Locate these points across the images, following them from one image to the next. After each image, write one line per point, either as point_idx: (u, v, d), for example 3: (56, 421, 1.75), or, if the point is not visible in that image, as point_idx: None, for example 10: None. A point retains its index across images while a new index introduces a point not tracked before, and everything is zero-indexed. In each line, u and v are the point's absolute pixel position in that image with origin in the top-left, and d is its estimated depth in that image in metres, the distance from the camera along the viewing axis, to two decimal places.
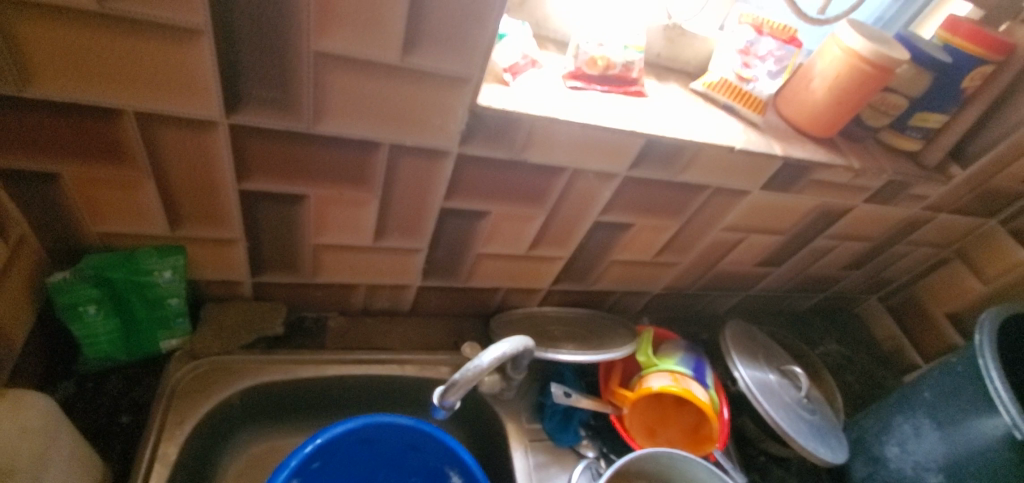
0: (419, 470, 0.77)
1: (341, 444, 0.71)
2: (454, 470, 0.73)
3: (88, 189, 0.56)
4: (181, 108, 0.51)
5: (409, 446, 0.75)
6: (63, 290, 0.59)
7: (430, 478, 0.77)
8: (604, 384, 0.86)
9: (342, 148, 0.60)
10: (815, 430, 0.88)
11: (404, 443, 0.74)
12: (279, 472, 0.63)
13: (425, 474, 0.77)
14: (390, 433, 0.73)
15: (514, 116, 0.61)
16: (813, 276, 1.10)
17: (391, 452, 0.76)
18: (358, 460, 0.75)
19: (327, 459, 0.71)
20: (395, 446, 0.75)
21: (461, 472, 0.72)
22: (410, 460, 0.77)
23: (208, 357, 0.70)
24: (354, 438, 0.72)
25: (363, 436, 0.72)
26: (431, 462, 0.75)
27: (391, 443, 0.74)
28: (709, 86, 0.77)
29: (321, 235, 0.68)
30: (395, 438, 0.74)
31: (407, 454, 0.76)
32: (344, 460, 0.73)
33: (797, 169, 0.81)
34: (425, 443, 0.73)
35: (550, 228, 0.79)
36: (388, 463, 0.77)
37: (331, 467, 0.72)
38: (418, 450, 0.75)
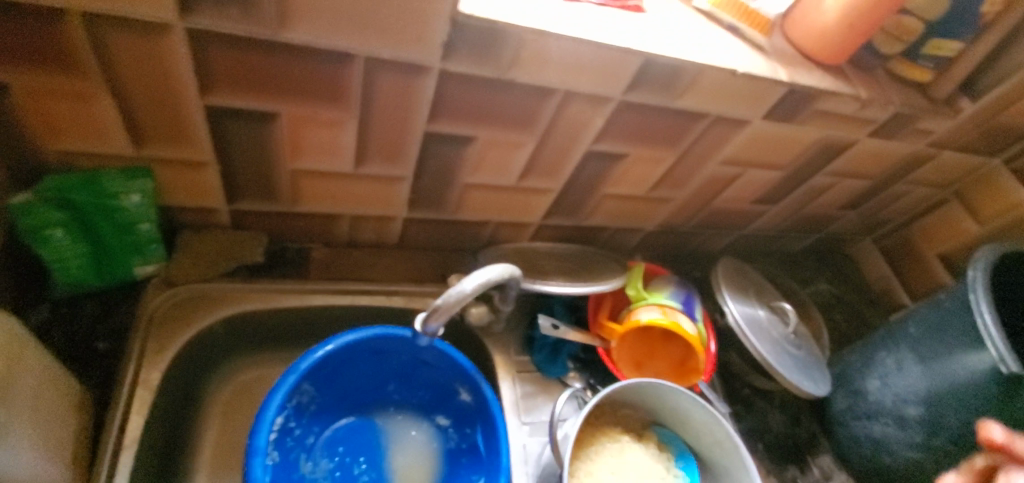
0: (429, 387, 0.77)
1: (351, 352, 0.70)
2: (467, 390, 0.73)
3: (41, 102, 0.52)
4: (130, 7, 0.46)
5: (421, 362, 0.74)
6: (25, 212, 0.56)
7: (440, 395, 0.77)
8: (593, 317, 0.85)
9: (313, 61, 0.55)
10: (800, 364, 0.89)
11: (416, 358, 0.73)
12: (289, 374, 0.64)
13: (435, 390, 0.77)
14: (404, 347, 0.72)
15: (499, 27, 0.56)
16: (809, 215, 1.08)
17: (401, 367, 0.75)
18: (367, 371, 0.74)
19: (337, 366, 0.71)
20: (407, 360, 0.74)
21: (473, 392, 0.72)
22: (421, 377, 0.76)
23: (186, 285, 0.69)
24: (365, 348, 0.71)
25: (374, 347, 0.71)
26: (444, 378, 0.75)
27: (403, 356, 0.73)
28: (715, 4, 0.71)
29: (298, 160, 0.65)
30: (407, 352, 0.73)
31: (417, 371, 0.76)
32: (353, 370, 0.73)
33: (802, 97, 0.76)
34: (439, 360, 0.72)
35: (540, 158, 0.75)
36: (399, 378, 0.77)
37: (340, 375, 0.72)
38: (430, 366, 0.74)
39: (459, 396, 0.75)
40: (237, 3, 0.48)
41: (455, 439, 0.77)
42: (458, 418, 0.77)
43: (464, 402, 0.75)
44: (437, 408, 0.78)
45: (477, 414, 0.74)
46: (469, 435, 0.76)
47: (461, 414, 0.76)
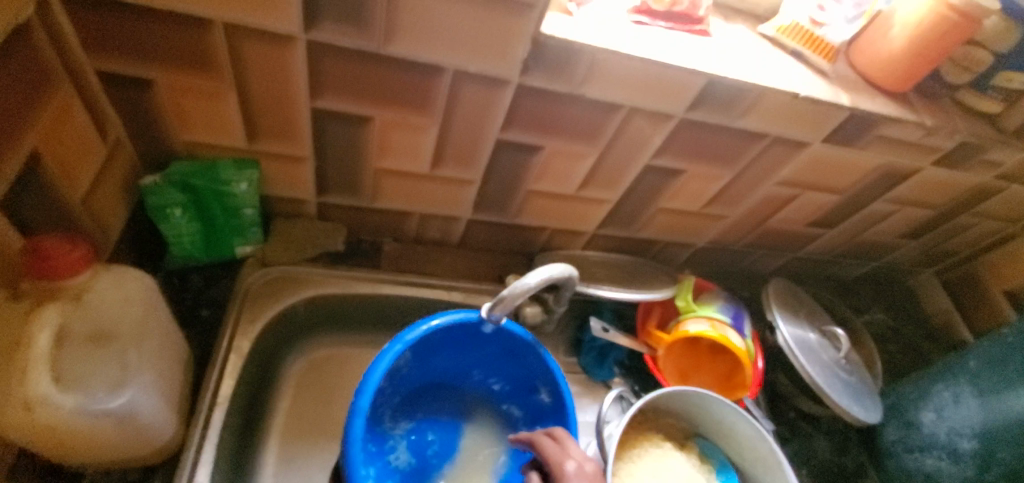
0: (510, 379, 0.80)
1: (450, 334, 0.73)
2: (546, 390, 0.76)
3: (178, 99, 0.61)
4: (263, 21, 0.54)
5: (511, 353, 0.76)
6: (154, 192, 0.66)
7: (519, 388, 0.80)
8: (641, 325, 0.88)
9: (408, 72, 0.62)
10: (850, 389, 0.88)
11: (507, 350, 0.76)
12: (393, 343, 0.67)
13: (518, 382, 0.79)
14: (501, 340, 0.75)
15: (575, 47, 0.61)
16: (866, 242, 1.07)
17: (492, 355, 0.78)
18: (459, 353, 0.77)
19: (434, 345, 0.74)
20: (500, 351, 0.77)
21: (552, 393, 0.75)
22: (506, 368, 0.79)
23: (276, 266, 0.77)
24: (465, 332, 0.73)
25: (473, 333, 0.74)
26: (529, 374, 0.77)
27: (498, 346, 0.76)
28: (780, 30, 0.75)
29: (383, 160, 0.72)
30: (502, 344, 0.76)
31: (505, 362, 0.78)
32: (448, 349, 0.76)
33: (864, 122, 0.78)
34: (529, 355, 0.75)
35: (601, 169, 0.80)
36: (486, 364, 0.79)
37: (434, 352, 0.75)
38: (520, 359, 0.77)
39: (537, 394, 0.78)
40: (351, 20, 0.56)
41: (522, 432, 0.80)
42: (529, 414, 0.80)
43: (540, 400, 0.77)
44: (512, 400, 0.81)
45: (550, 415, 0.76)
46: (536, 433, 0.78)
47: (533, 412, 0.79)
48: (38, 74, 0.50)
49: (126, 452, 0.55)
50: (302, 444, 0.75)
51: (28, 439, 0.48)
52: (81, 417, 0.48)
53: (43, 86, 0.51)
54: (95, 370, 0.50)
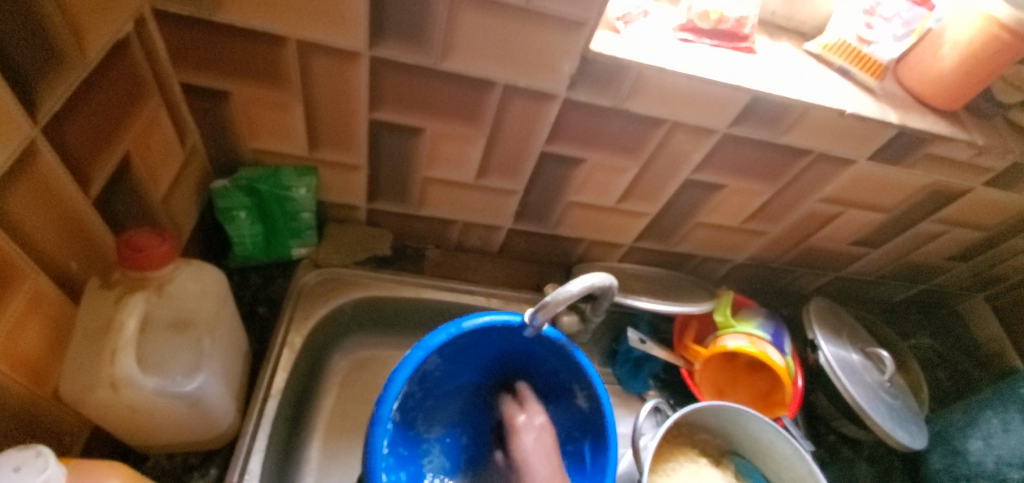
0: (544, 382, 0.80)
1: (480, 335, 0.74)
2: (585, 396, 0.76)
3: (250, 109, 0.66)
4: (333, 39, 0.58)
5: (545, 356, 0.77)
6: (222, 195, 0.70)
7: (553, 392, 0.80)
8: (678, 339, 0.88)
9: (461, 86, 0.65)
10: (894, 413, 0.86)
11: (542, 352, 0.77)
12: (418, 349, 0.67)
13: (553, 387, 0.80)
14: (533, 340, 0.75)
15: (622, 64, 0.63)
16: (912, 263, 1.05)
17: (524, 356, 0.79)
18: (490, 354, 0.78)
19: (466, 345, 0.75)
20: (533, 353, 0.77)
21: (591, 400, 0.75)
22: (541, 370, 0.79)
23: (327, 268, 0.81)
24: (499, 331, 0.74)
25: (504, 332, 0.75)
26: (564, 379, 0.78)
27: (531, 348, 0.77)
28: (825, 48, 0.75)
29: (432, 169, 0.75)
30: (536, 345, 0.76)
31: (538, 363, 0.79)
32: (479, 351, 0.77)
33: (912, 140, 0.77)
34: (562, 359, 0.75)
35: (641, 183, 0.81)
36: (518, 365, 0.80)
37: (467, 353, 0.76)
38: (554, 362, 0.77)
39: (574, 399, 0.78)
40: (412, 37, 0.59)
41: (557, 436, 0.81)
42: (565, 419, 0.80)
43: (576, 405, 0.78)
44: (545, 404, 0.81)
45: (589, 422, 0.76)
46: (573, 438, 0.79)
47: (570, 416, 0.79)
48: (133, 82, 0.55)
49: (191, 434, 0.59)
50: (345, 440, 0.77)
51: (109, 416, 0.52)
52: (158, 397, 0.52)
53: (136, 93, 0.56)
54: (170, 355, 0.54)
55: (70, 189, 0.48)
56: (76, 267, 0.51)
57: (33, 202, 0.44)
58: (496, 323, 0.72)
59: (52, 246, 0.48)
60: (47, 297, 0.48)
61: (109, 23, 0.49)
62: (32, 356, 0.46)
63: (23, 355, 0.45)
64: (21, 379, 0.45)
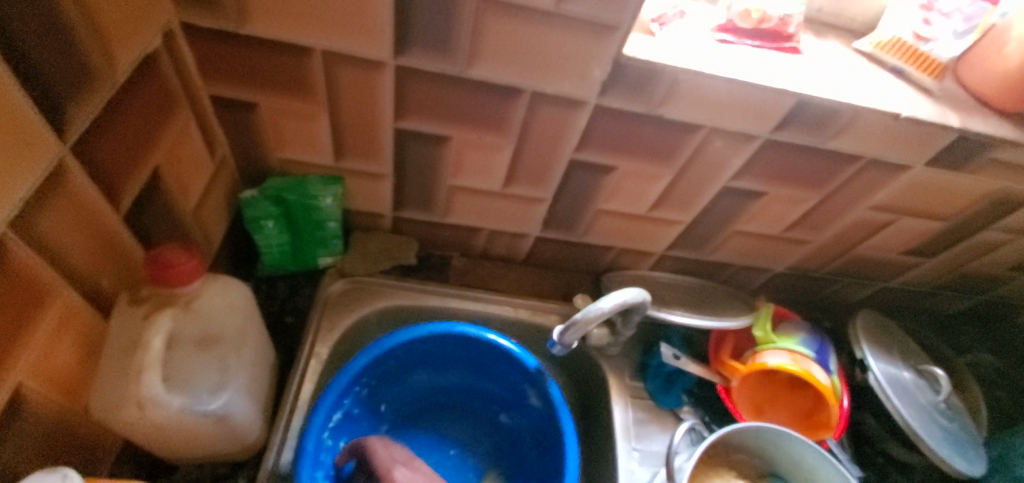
0: (502, 388, 0.83)
1: (416, 347, 0.77)
2: (536, 394, 0.78)
3: (277, 120, 0.66)
4: (358, 49, 0.57)
5: (487, 356, 0.80)
6: (250, 204, 0.71)
7: (511, 398, 0.83)
8: (714, 353, 0.84)
9: (488, 94, 0.63)
10: (951, 437, 0.79)
11: (486, 355, 0.80)
12: (342, 374, 0.70)
13: (506, 390, 0.82)
14: (474, 346, 0.79)
15: (658, 68, 0.60)
16: (969, 274, 0.97)
17: (472, 363, 0.82)
18: (438, 365, 0.82)
19: (413, 357, 0.79)
20: (468, 357, 0.81)
21: (541, 395, 0.77)
22: (493, 374, 0.82)
23: (354, 277, 0.81)
24: (436, 341, 0.78)
25: (443, 341, 0.78)
26: (514, 381, 0.81)
27: (470, 353, 0.80)
28: (878, 46, 0.70)
29: (457, 178, 0.74)
30: (480, 352, 0.80)
31: (488, 369, 0.82)
32: (420, 364, 0.81)
33: (974, 145, 0.71)
34: (502, 362, 0.79)
35: (675, 191, 0.78)
36: (469, 375, 0.83)
37: (409, 368, 0.80)
38: (494, 362, 0.80)
39: (529, 400, 0.80)
40: (438, 46, 0.58)
41: (523, 441, 0.82)
42: (530, 423, 0.82)
43: (529, 404, 0.80)
44: (506, 410, 0.83)
45: (547, 422, 0.78)
46: (541, 443, 0.80)
47: (534, 421, 0.81)
48: (164, 98, 0.55)
49: (218, 448, 0.60)
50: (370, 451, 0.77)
51: (138, 433, 0.52)
52: (186, 414, 0.52)
53: (166, 109, 0.56)
54: (198, 372, 0.55)
55: (100, 208, 0.48)
56: (107, 284, 0.52)
57: (65, 222, 0.45)
58: (433, 332, 0.76)
59: (83, 264, 0.48)
60: (79, 315, 0.49)
61: (136, 41, 0.49)
62: (64, 373, 0.48)
63: (54, 372, 0.46)
64: (53, 396, 0.47)
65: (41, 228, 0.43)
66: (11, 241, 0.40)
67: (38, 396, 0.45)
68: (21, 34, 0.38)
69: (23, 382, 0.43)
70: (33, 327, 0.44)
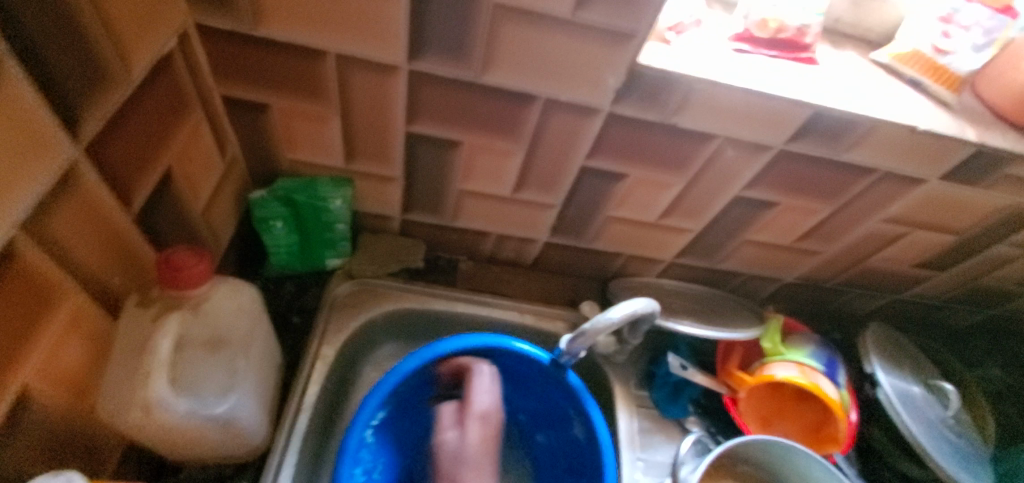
0: (543, 407, 0.81)
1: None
2: (580, 422, 0.75)
3: (289, 121, 0.66)
4: (372, 53, 0.57)
5: (538, 376, 0.78)
6: (260, 205, 0.71)
7: (551, 420, 0.80)
8: (721, 364, 0.83)
9: (501, 100, 0.63)
10: (960, 454, 0.78)
11: (537, 375, 0.78)
12: (390, 375, 0.71)
13: (551, 413, 0.80)
14: (525, 363, 0.77)
15: (672, 77, 0.59)
16: (981, 288, 0.96)
17: (515, 379, 0.80)
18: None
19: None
20: (517, 375, 0.80)
21: (586, 425, 0.74)
22: (535, 393, 0.81)
23: (361, 279, 0.81)
24: (485, 354, 0.77)
25: (491, 354, 0.77)
26: (562, 406, 0.78)
27: (520, 371, 0.79)
28: (896, 57, 0.69)
29: (467, 182, 0.74)
30: (525, 367, 0.78)
31: (529, 386, 0.80)
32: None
33: (990, 160, 0.70)
34: (547, 380, 0.78)
35: (685, 200, 0.77)
36: (509, 391, 0.82)
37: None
38: (546, 382, 0.78)
39: (572, 427, 0.77)
40: (451, 51, 0.57)
41: (558, 466, 0.79)
42: (565, 448, 0.79)
43: (573, 434, 0.77)
44: (543, 431, 0.82)
45: (586, 450, 0.75)
46: (575, 468, 0.77)
47: (570, 447, 0.78)
48: (177, 99, 0.55)
49: (224, 450, 0.60)
50: None
51: (146, 436, 0.52)
52: (192, 419, 0.53)
53: (179, 110, 0.56)
54: (205, 376, 0.55)
55: (111, 209, 0.48)
56: (118, 282, 0.52)
57: (77, 224, 0.45)
58: (477, 345, 0.75)
59: (92, 265, 0.48)
60: (88, 316, 0.49)
61: (151, 41, 0.49)
62: (72, 372, 0.48)
63: (62, 372, 0.46)
64: (61, 396, 0.47)
65: (52, 231, 0.43)
66: (23, 243, 0.40)
67: (45, 396, 0.45)
68: (37, 37, 0.38)
69: (30, 383, 0.43)
70: (42, 329, 0.44)
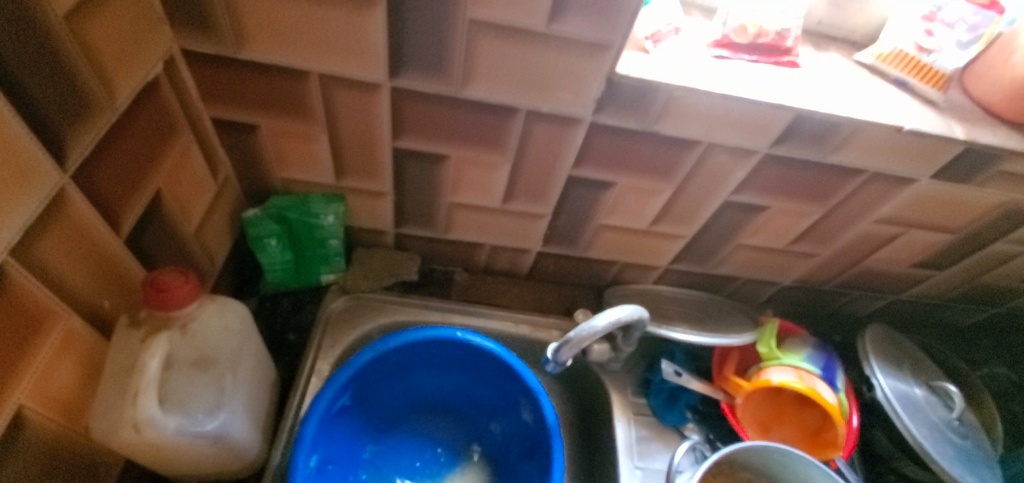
0: (497, 395, 0.82)
1: (414, 347, 0.77)
2: (529, 408, 0.77)
3: (279, 141, 0.68)
4: (355, 72, 0.58)
5: (493, 368, 0.79)
6: (254, 223, 0.73)
7: (505, 406, 0.82)
8: (718, 369, 0.83)
9: (483, 113, 0.64)
10: (965, 456, 0.76)
11: (490, 366, 0.79)
12: (347, 367, 0.71)
13: (505, 402, 0.82)
14: (480, 355, 0.78)
15: (650, 85, 0.60)
16: (984, 286, 0.94)
17: (475, 370, 0.81)
18: (434, 368, 0.82)
19: (401, 360, 0.78)
20: (471, 366, 0.81)
21: (536, 414, 0.76)
22: (492, 384, 0.82)
23: (355, 293, 0.82)
24: (439, 345, 0.78)
25: (443, 344, 0.78)
26: (514, 396, 0.79)
27: (476, 362, 0.79)
28: (879, 57, 0.69)
29: (456, 195, 0.75)
30: (480, 358, 0.79)
31: (485, 376, 0.81)
32: (417, 364, 0.80)
33: (981, 157, 0.69)
34: (503, 375, 0.79)
35: (675, 206, 0.77)
36: (467, 382, 0.83)
37: (408, 368, 0.80)
38: (500, 375, 0.79)
39: (524, 415, 0.79)
40: (432, 67, 0.58)
41: (512, 451, 0.82)
42: (518, 432, 0.81)
43: (523, 421, 0.79)
44: (497, 419, 0.84)
45: (537, 437, 0.77)
46: (528, 452, 0.79)
47: (522, 431, 0.80)
48: (165, 123, 0.57)
49: (216, 464, 0.61)
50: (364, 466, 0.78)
51: (137, 453, 0.54)
52: (181, 437, 0.54)
53: (167, 133, 0.58)
54: (196, 393, 0.56)
55: (98, 231, 0.50)
56: (108, 304, 0.53)
57: (65, 247, 0.46)
58: (428, 335, 0.75)
59: (83, 288, 0.50)
60: (78, 336, 0.50)
61: (136, 68, 0.51)
62: (65, 394, 0.49)
63: (55, 394, 0.48)
64: (55, 417, 0.48)
65: (41, 255, 0.44)
66: (12, 268, 0.41)
67: (39, 417, 0.46)
68: (21, 69, 0.40)
69: (24, 404, 0.44)
70: (33, 351, 0.45)
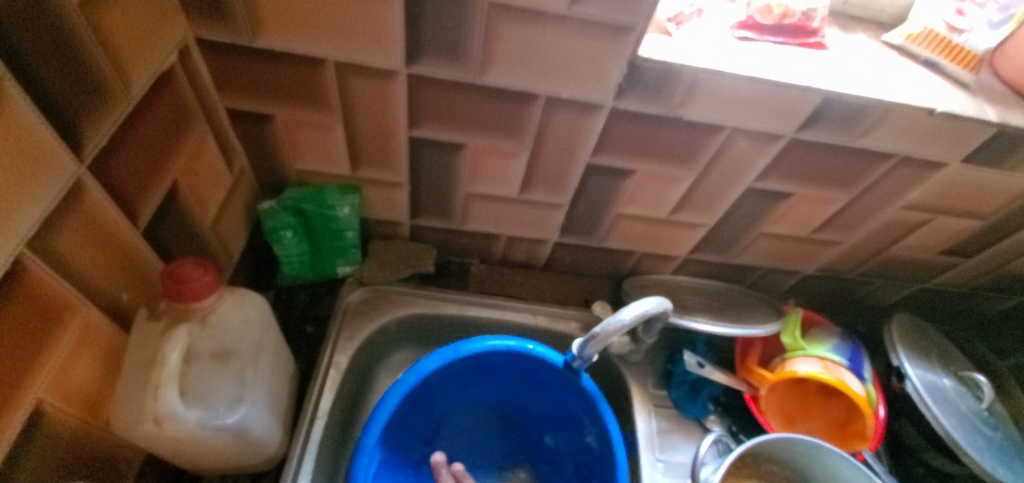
0: (556, 411, 0.81)
1: (483, 358, 0.76)
2: (593, 431, 0.76)
3: (294, 132, 0.67)
4: (371, 60, 0.57)
5: (555, 382, 0.78)
6: (270, 215, 0.72)
7: (565, 423, 0.81)
8: (740, 361, 0.81)
9: (502, 100, 0.62)
10: (996, 448, 0.74)
11: (550, 379, 0.78)
12: (410, 374, 0.72)
13: (564, 418, 0.80)
14: (542, 368, 0.77)
15: (674, 68, 0.58)
16: (1014, 274, 0.91)
17: (534, 384, 0.80)
18: (495, 381, 0.81)
19: (464, 371, 0.78)
20: (530, 379, 0.80)
21: (599, 435, 0.75)
22: (551, 398, 0.80)
23: (372, 285, 0.81)
24: (502, 356, 0.77)
25: (509, 359, 0.77)
26: (574, 410, 0.78)
27: (535, 374, 0.79)
28: (908, 38, 0.67)
29: (472, 185, 0.74)
30: (544, 373, 0.78)
31: (548, 392, 0.80)
32: (480, 375, 0.80)
33: (1016, 139, 0.66)
34: (563, 388, 0.78)
35: (695, 194, 0.76)
36: (524, 393, 0.82)
37: (467, 379, 0.80)
38: (561, 389, 0.78)
39: (583, 435, 0.78)
40: (450, 54, 0.57)
41: (565, 470, 0.80)
42: (575, 452, 0.80)
43: (583, 439, 0.78)
44: (552, 434, 0.82)
45: (599, 457, 0.75)
46: (583, 474, 0.78)
47: (581, 451, 0.79)
48: (180, 114, 0.56)
49: (237, 458, 0.61)
50: None
51: (158, 447, 0.53)
52: (203, 429, 0.53)
53: (183, 125, 0.57)
54: (216, 386, 0.56)
55: (115, 224, 0.49)
56: (128, 298, 0.53)
57: (82, 239, 0.46)
58: (498, 349, 0.75)
59: (102, 281, 0.49)
60: (97, 330, 0.50)
61: (152, 57, 0.50)
62: (85, 388, 0.49)
63: (75, 388, 0.47)
64: (75, 411, 0.48)
65: (58, 248, 0.44)
66: (29, 260, 0.41)
67: (58, 412, 0.46)
68: (37, 57, 0.39)
69: (43, 398, 0.44)
70: (53, 344, 0.45)
